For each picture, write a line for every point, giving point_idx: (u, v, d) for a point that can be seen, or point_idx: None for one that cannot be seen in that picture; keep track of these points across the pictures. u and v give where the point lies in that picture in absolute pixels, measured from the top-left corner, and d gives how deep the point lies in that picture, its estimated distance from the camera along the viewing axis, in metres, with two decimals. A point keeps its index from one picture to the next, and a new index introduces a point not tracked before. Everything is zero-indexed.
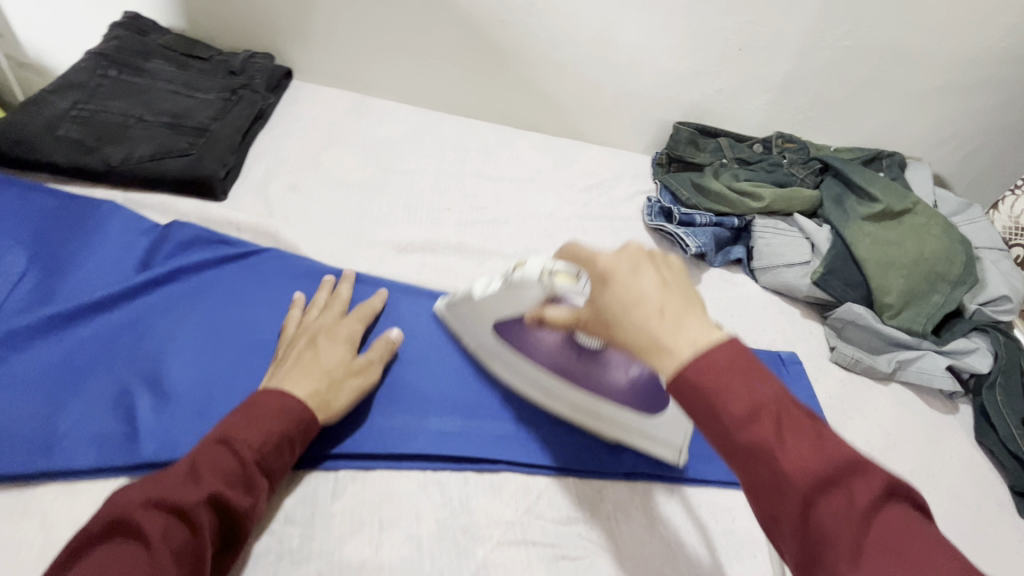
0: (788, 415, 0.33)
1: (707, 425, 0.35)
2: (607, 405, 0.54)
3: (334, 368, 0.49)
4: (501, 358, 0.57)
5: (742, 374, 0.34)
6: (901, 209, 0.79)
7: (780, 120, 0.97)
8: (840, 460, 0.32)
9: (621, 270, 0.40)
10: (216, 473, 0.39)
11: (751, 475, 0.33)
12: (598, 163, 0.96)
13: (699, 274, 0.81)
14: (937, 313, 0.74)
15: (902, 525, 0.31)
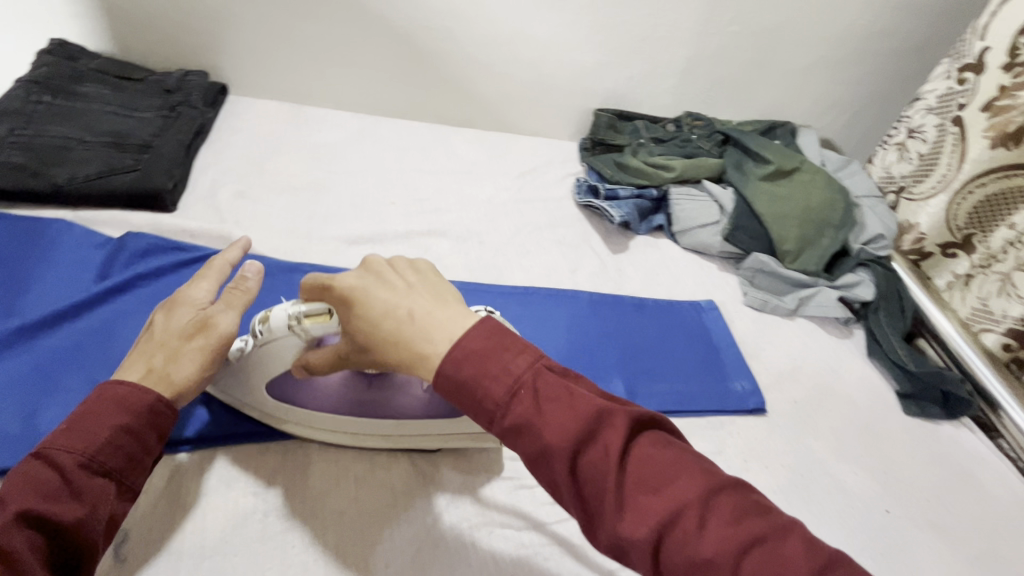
0: (544, 390, 0.37)
1: (478, 413, 0.38)
2: (419, 424, 0.54)
3: (171, 342, 0.48)
4: (307, 420, 0.54)
5: (498, 352, 0.38)
6: (791, 168, 0.91)
7: (687, 101, 1.09)
8: (590, 413, 0.35)
9: (363, 288, 0.43)
10: (27, 489, 0.38)
11: (523, 450, 0.37)
12: (529, 152, 1.04)
13: (626, 242, 0.90)
14: (827, 254, 0.86)
15: (652, 449, 0.35)
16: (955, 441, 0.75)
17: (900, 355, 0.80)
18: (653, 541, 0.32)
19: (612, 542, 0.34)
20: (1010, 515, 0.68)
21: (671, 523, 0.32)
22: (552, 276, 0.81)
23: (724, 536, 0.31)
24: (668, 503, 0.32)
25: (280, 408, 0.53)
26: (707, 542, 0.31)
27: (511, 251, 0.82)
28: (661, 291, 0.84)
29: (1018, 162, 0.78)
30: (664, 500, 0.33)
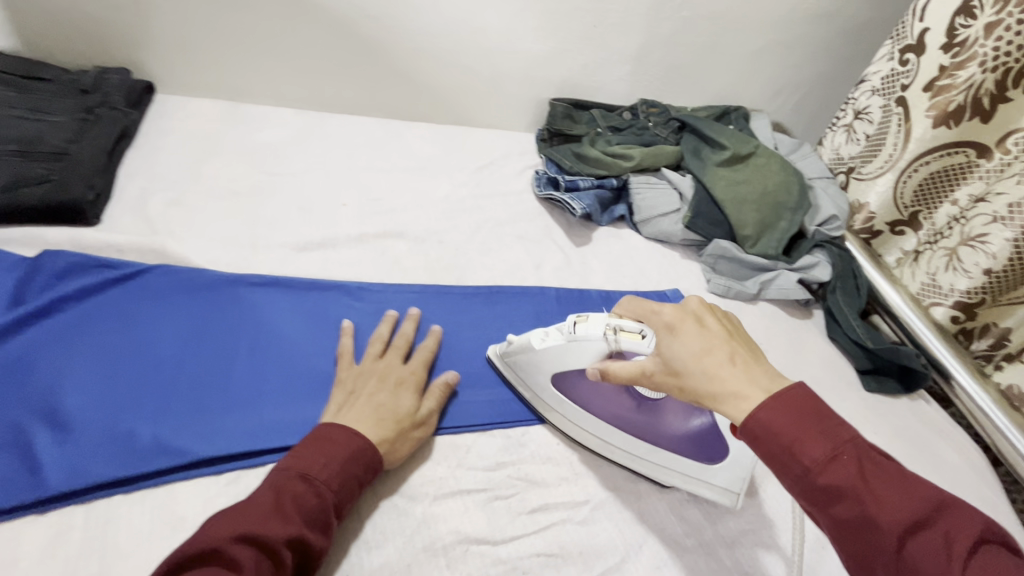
0: (868, 467, 0.38)
1: (785, 468, 0.40)
2: (663, 455, 0.55)
3: (403, 416, 0.52)
4: (562, 411, 0.58)
5: (823, 419, 0.40)
6: (746, 153, 0.91)
7: (642, 88, 1.08)
8: (922, 499, 0.37)
9: (684, 323, 0.46)
10: (300, 513, 0.42)
11: (835, 517, 0.38)
12: (486, 145, 1.01)
13: (590, 234, 0.89)
14: (785, 237, 0.87)
15: (1004, 560, 0.34)
16: (913, 413, 0.78)
17: (858, 333, 0.82)
18: None
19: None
20: (968, 480, 0.71)
21: None
22: (517, 272, 0.78)
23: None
24: None
25: (561, 397, 0.58)
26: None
27: (472, 249, 0.79)
28: (627, 283, 0.83)
29: (961, 140, 0.81)
30: None
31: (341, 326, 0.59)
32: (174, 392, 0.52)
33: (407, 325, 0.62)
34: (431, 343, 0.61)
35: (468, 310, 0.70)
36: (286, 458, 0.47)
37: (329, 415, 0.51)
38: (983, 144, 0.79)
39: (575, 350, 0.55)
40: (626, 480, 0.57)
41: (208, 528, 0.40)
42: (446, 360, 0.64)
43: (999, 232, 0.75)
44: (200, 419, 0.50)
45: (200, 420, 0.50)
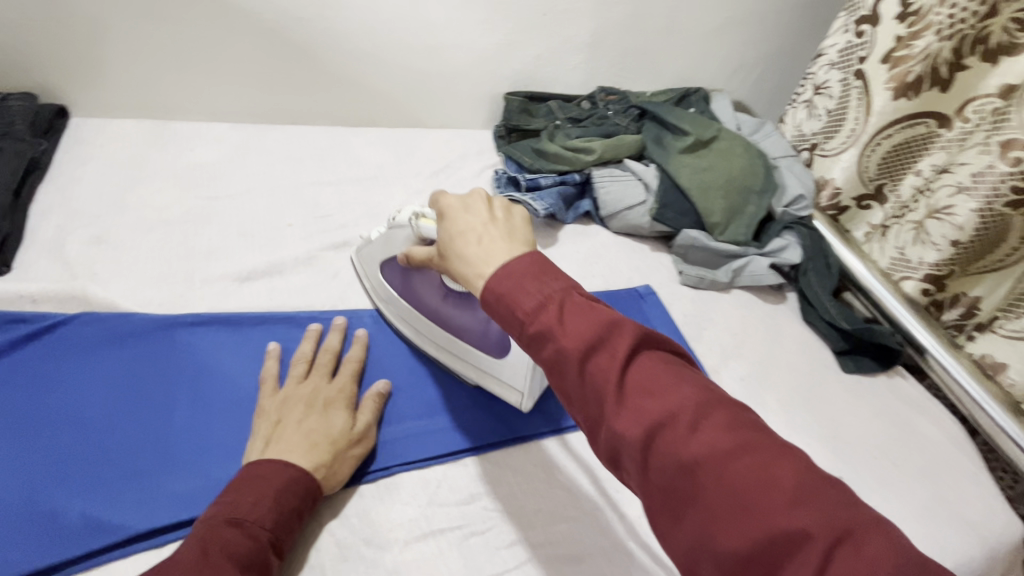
0: (569, 303, 0.38)
1: (508, 322, 0.40)
2: (465, 348, 0.60)
3: (337, 437, 0.50)
4: (387, 298, 0.64)
5: (533, 275, 0.39)
6: (709, 137, 0.88)
7: (598, 75, 1.04)
8: (605, 323, 0.37)
9: (454, 211, 0.47)
10: (233, 560, 0.38)
11: (541, 358, 0.38)
12: (441, 146, 0.96)
13: (556, 234, 0.85)
14: (754, 222, 0.85)
15: (662, 365, 0.36)
16: (891, 390, 0.77)
17: (833, 314, 0.80)
18: (650, 443, 0.33)
19: (613, 446, 0.35)
20: (949, 455, 0.71)
21: (671, 431, 0.33)
22: None
23: (721, 441, 0.32)
24: (670, 411, 0.34)
25: (387, 286, 0.63)
26: (707, 448, 0.32)
27: None
28: (598, 283, 0.80)
29: (921, 110, 0.79)
30: (667, 409, 0.34)
31: (269, 349, 0.56)
32: (104, 457, 0.47)
33: (336, 336, 0.59)
34: (355, 352, 0.59)
35: None
36: (211, 504, 0.43)
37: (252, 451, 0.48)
38: (942, 114, 0.78)
39: (394, 237, 0.60)
40: (607, 497, 0.55)
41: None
42: (411, 387, 0.60)
43: (964, 203, 0.73)
44: (135, 485, 0.46)
45: (136, 486, 0.46)
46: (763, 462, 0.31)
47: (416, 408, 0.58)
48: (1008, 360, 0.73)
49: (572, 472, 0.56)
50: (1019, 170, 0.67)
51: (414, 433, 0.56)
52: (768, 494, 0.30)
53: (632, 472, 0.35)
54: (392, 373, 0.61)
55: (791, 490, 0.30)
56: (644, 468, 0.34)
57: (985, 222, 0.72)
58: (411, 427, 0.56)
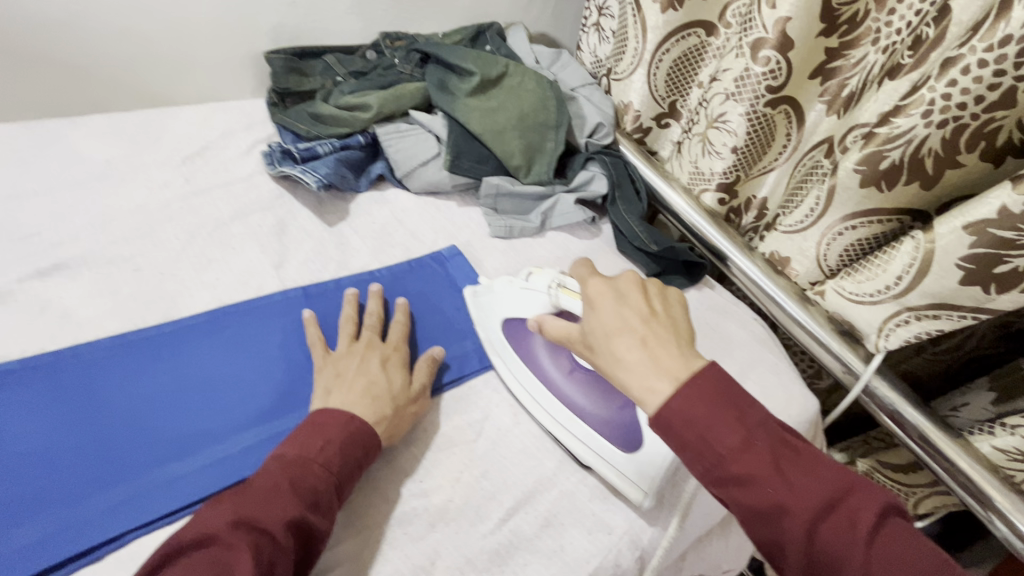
0: (781, 457, 0.42)
1: (707, 461, 0.43)
2: (585, 429, 0.57)
3: (397, 393, 0.54)
4: (505, 358, 0.62)
5: (731, 414, 0.43)
6: (495, 75, 0.82)
7: (378, 20, 0.93)
8: (824, 480, 0.42)
9: (608, 300, 0.50)
10: (300, 495, 0.44)
11: (749, 506, 0.41)
12: (197, 124, 0.80)
13: (347, 207, 0.76)
14: (554, 158, 0.82)
15: (892, 540, 0.40)
16: (701, 303, 0.80)
17: (642, 239, 0.81)
18: None
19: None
20: (753, 353, 0.75)
21: None
22: (252, 280, 0.63)
23: None
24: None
25: (512, 346, 0.62)
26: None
27: (185, 267, 0.62)
28: (398, 253, 0.73)
29: (689, 22, 0.80)
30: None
31: (306, 316, 0.59)
32: None
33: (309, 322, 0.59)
34: (315, 331, 0.58)
35: (188, 348, 0.56)
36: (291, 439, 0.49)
37: (318, 398, 0.52)
38: (708, 22, 0.79)
39: (528, 296, 0.60)
40: (410, 492, 0.51)
41: (216, 510, 0.43)
42: (151, 429, 0.50)
43: (733, 109, 0.74)
44: None
45: None
46: None
47: (156, 452, 0.49)
48: (789, 254, 0.76)
49: (367, 478, 0.52)
50: (769, 69, 0.68)
51: (155, 485, 0.47)
52: None
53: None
54: (126, 418, 0.50)
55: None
56: None
57: (754, 125, 0.74)
58: (152, 478, 0.47)
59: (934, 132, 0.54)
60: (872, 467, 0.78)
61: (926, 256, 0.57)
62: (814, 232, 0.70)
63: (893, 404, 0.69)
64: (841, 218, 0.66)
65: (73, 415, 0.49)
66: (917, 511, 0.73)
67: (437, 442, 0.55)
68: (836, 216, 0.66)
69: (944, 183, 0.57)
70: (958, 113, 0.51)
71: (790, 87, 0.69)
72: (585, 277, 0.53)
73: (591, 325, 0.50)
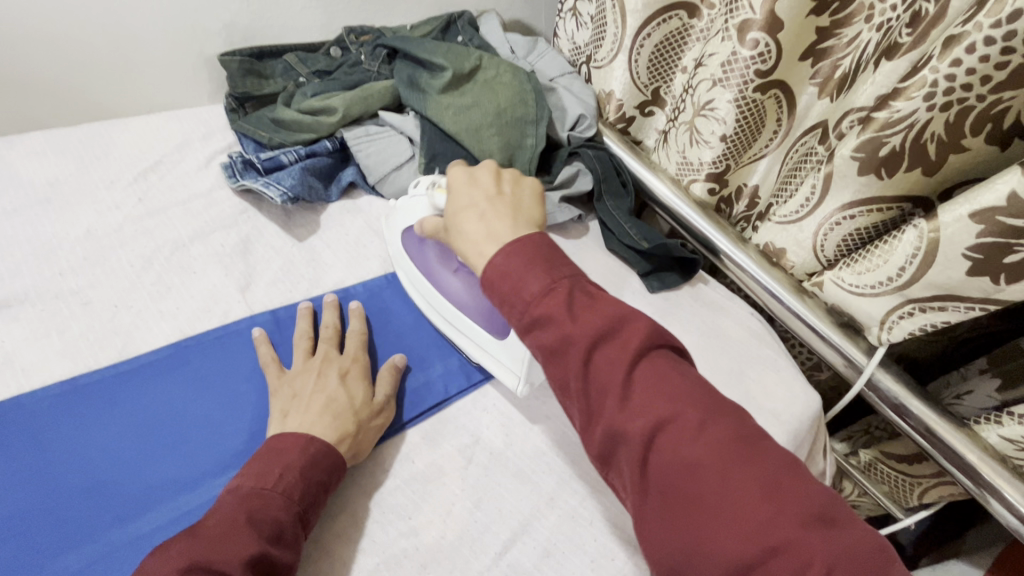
0: (577, 300, 0.42)
1: (510, 304, 0.44)
2: (467, 324, 0.59)
3: (360, 408, 0.51)
4: (405, 268, 0.64)
5: (537, 262, 0.44)
6: (468, 69, 0.77)
7: (340, 14, 0.87)
8: (617, 320, 0.42)
9: (462, 184, 0.53)
10: (261, 528, 0.40)
11: (543, 342, 0.42)
12: (150, 135, 0.74)
13: (317, 219, 0.71)
14: (536, 155, 0.77)
15: (669, 377, 0.40)
16: (695, 299, 0.77)
17: (632, 237, 0.77)
18: (648, 438, 0.38)
19: (609, 440, 0.40)
20: (750, 350, 0.72)
21: (670, 429, 0.38)
22: (216, 307, 0.59)
23: (715, 444, 0.37)
24: (671, 411, 0.38)
25: (405, 253, 0.64)
26: (696, 446, 0.37)
27: (141, 296, 0.58)
28: (374, 266, 0.68)
29: (668, 4, 0.75)
30: (665, 410, 0.38)
31: (256, 335, 0.56)
32: None
33: (261, 343, 0.55)
34: (265, 349, 0.55)
35: (146, 390, 0.51)
36: (240, 469, 0.45)
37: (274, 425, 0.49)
38: (690, 3, 0.74)
39: (409, 204, 0.63)
40: (397, 530, 0.48)
41: (162, 557, 0.38)
42: (111, 481, 0.46)
43: (721, 96, 0.70)
44: None
45: None
46: (753, 468, 0.36)
47: (120, 507, 0.45)
48: (785, 246, 0.73)
49: (351, 518, 0.48)
50: (757, 52, 0.64)
51: (118, 545, 0.43)
52: (755, 500, 0.34)
53: (625, 468, 0.39)
54: (81, 472, 0.46)
55: (768, 499, 0.34)
56: (639, 459, 0.38)
57: (743, 111, 0.70)
58: (118, 536, 0.44)
59: (937, 115, 0.50)
60: (874, 457, 0.79)
61: (930, 246, 0.55)
62: (811, 222, 0.67)
63: (898, 397, 0.66)
64: (838, 209, 0.63)
65: (23, 474, 0.45)
66: (924, 500, 0.73)
67: (426, 472, 0.52)
68: (834, 206, 0.63)
69: (947, 169, 0.53)
70: (963, 95, 0.48)
71: (780, 71, 0.66)
72: (448, 168, 0.56)
73: (449, 211, 0.54)
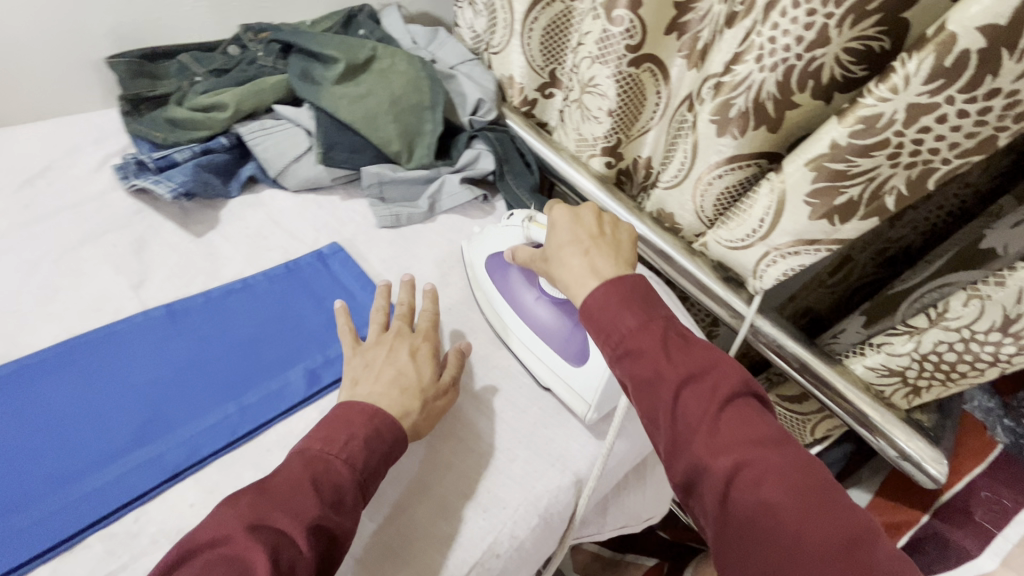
0: (671, 344, 0.47)
1: (608, 335, 0.49)
2: (543, 347, 0.63)
3: (426, 385, 0.54)
4: (485, 288, 0.69)
5: (632, 302, 0.49)
6: (363, 59, 0.79)
7: (233, 13, 0.87)
8: (710, 362, 0.47)
9: (566, 219, 0.59)
10: (325, 493, 0.43)
11: (638, 378, 0.47)
12: (35, 143, 0.73)
13: (216, 215, 0.71)
14: (434, 140, 0.80)
15: (752, 421, 0.44)
16: None
17: None
18: (730, 477, 0.42)
19: (693, 472, 0.44)
20: None
21: (750, 470, 0.41)
22: (107, 306, 0.59)
23: (794, 492, 0.40)
24: (753, 455, 0.42)
25: (489, 278, 0.69)
26: (773, 489, 0.40)
27: (26, 300, 0.58)
28: (275, 257, 0.69)
29: None
30: (747, 453, 0.42)
31: (337, 307, 0.60)
32: None
33: (342, 316, 0.60)
34: (342, 319, 0.59)
35: (28, 391, 0.51)
36: (315, 432, 0.48)
37: (346, 390, 0.53)
38: None
39: (505, 232, 0.69)
40: None
41: (233, 508, 0.41)
42: None
43: (601, 72, 0.74)
44: None
45: None
46: (830, 520, 0.39)
47: (21, 491, 0.46)
48: (673, 211, 0.77)
49: None
50: (625, 29, 0.68)
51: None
52: (828, 553, 0.38)
53: (706, 501, 0.43)
54: None
55: (841, 556, 0.37)
56: (720, 496, 0.42)
57: (623, 86, 0.74)
58: (50, 504, 0.46)
59: (768, 76, 0.56)
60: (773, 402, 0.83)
61: (780, 196, 0.60)
62: (688, 186, 0.72)
63: (778, 339, 0.72)
64: (707, 168, 0.67)
65: None
66: (816, 435, 0.79)
67: None
68: (704, 167, 0.68)
69: (787, 124, 0.59)
70: (786, 55, 0.53)
71: (649, 45, 0.70)
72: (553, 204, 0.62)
73: (552, 243, 0.59)
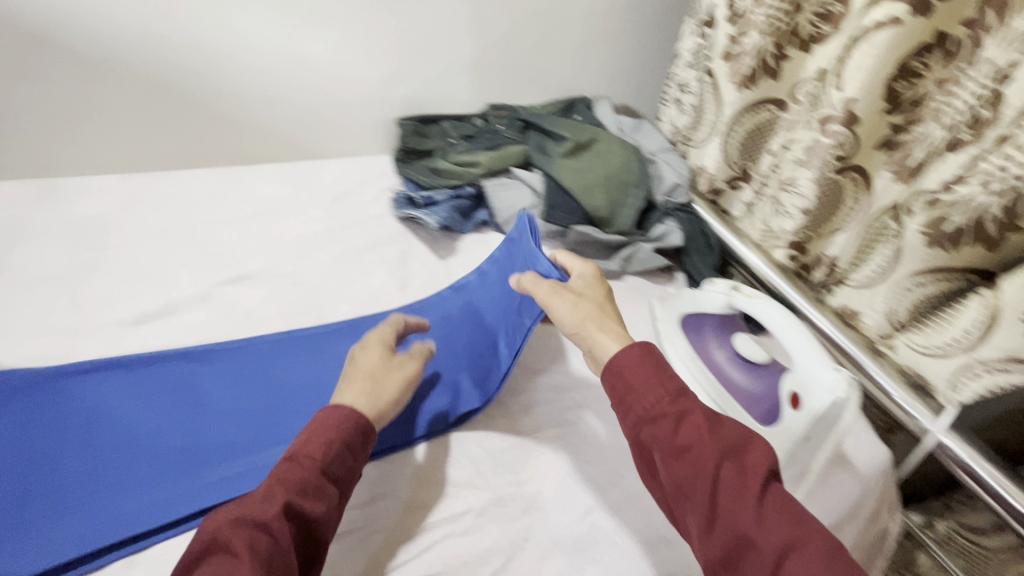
0: (698, 414, 0.47)
1: (637, 399, 0.49)
2: (731, 401, 0.71)
3: (377, 376, 0.55)
4: (676, 343, 0.76)
5: (661, 369, 0.49)
6: (587, 141, 0.96)
7: (487, 95, 1.10)
8: (739, 437, 0.46)
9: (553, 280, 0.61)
10: (285, 487, 0.44)
11: (674, 445, 0.46)
12: (340, 174, 0.98)
13: (455, 246, 0.89)
14: (635, 213, 0.93)
15: (787, 504, 0.43)
16: None
17: None
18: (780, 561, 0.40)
19: (736, 551, 0.42)
20: None
21: (800, 551, 0.40)
22: (381, 300, 0.77)
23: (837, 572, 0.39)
24: (802, 537, 0.41)
25: (682, 334, 0.77)
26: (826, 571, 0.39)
27: (330, 284, 0.78)
28: None
29: (760, 98, 0.89)
30: (793, 534, 0.41)
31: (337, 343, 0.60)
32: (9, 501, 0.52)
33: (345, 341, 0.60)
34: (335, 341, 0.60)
35: (333, 347, 0.70)
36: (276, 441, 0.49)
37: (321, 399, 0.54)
38: (778, 99, 0.88)
39: (706, 295, 0.76)
40: (508, 481, 0.60)
41: (210, 521, 0.43)
42: (312, 403, 0.64)
43: (804, 175, 0.82)
44: (48, 527, 0.51)
45: (42, 529, 0.51)
46: None
47: None
48: (859, 308, 0.80)
49: (471, 462, 0.61)
50: (837, 141, 0.75)
51: None
52: None
53: None
54: (294, 396, 0.65)
55: None
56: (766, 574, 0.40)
57: (824, 189, 0.80)
58: None
59: (994, 201, 0.60)
60: (950, 528, 0.80)
61: (993, 311, 0.62)
62: (882, 288, 0.76)
63: (969, 457, 0.70)
64: (908, 274, 0.71)
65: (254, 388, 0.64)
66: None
67: (531, 443, 0.64)
68: (904, 271, 0.72)
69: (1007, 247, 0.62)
70: (1015, 183, 0.58)
71: (859, 157, 0.76)
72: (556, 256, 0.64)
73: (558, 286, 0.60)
